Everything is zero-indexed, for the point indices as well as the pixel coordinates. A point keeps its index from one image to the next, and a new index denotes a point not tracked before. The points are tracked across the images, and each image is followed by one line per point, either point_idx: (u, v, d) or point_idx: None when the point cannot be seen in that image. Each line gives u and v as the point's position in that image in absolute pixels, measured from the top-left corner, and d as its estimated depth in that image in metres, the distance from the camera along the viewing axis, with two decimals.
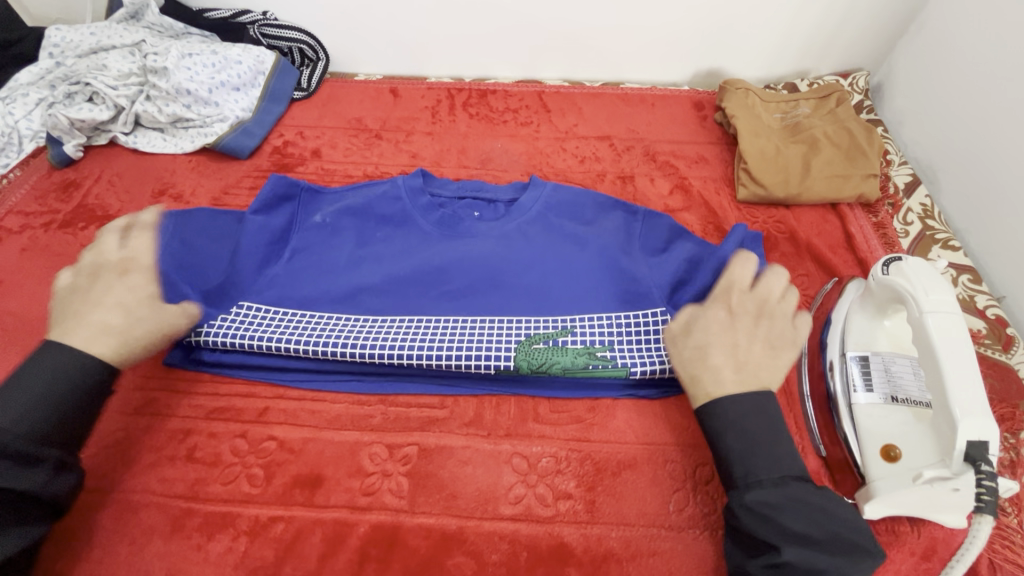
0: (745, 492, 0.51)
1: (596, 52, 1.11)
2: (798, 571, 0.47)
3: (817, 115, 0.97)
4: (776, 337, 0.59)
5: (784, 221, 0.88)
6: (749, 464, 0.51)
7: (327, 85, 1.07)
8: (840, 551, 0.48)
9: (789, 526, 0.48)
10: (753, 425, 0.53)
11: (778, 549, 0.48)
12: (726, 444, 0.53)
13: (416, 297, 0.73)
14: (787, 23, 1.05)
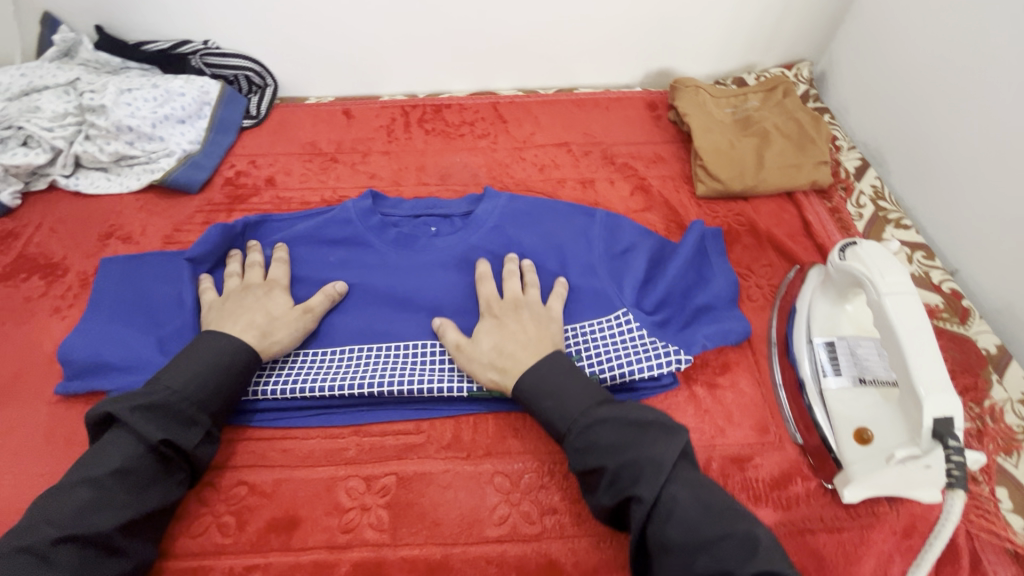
0: (570, 430, 0.56)
1: (547, 60, 1.12)
2: (632, 477, 0.52)
3: (766, 107, 0.99)
4: (522, 336, 0.65)
5: (742, 214, 0.89)
6: (562, 413, 0.57)
7: (277, 111, 1.05)
8: (660, 440, 0.53)
9: (605, 442, 0.54)
10: (552, 379, 0.59)
11: (611, 466, 0.53)
12: (544, 406, 0.59)
13: (382, 320, 0.74)
14: (730, 20, 1.08)
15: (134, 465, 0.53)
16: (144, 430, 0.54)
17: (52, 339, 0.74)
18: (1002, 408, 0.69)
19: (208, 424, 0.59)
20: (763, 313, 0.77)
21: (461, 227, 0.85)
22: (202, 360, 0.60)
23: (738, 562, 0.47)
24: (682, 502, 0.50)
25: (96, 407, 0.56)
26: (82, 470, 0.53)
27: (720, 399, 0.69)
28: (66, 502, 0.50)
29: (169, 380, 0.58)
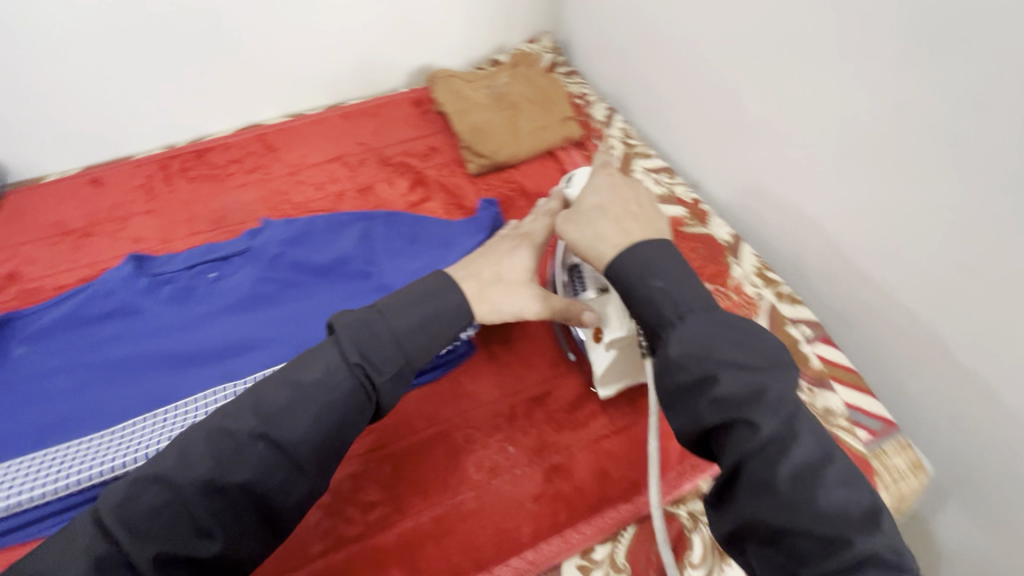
0: (676, 331, 0.46)
1: (305, 80, 1.11)
2: (736, 399, 0.43)
3: (514, 81, 1.08)
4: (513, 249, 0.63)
5: (512, 178, 0.97)
6: (665, 305, 0.47)
7: (9, 199, 0.94)
8: (783, 378, 0.44)
9: (723, 356, 0.44)
10: (652, 255, 0.50)
11: (711, 376, 0.44)
12: (651, 285, 0.49)
13: (170, 380, 0.72)
14: (465, 9, 1.15)
15: (274, 452, 0.45)
16: (342, 346, 0.49)
17: None
18: (742, 283, 0.84)
19: (406, 364, 0.50)
20: None
21: (243, 264, 0.84)
22: (413, 300, 0.53)
23: (856, 519, 0.40)
24: (805, 445, 0.42)
25: (276, 381, 0.48)
26: (206, 456, 0.45)
27: (516, 348, 0.74)
28: (148, 507, 0.43)
29: (384, 308, 0.52)
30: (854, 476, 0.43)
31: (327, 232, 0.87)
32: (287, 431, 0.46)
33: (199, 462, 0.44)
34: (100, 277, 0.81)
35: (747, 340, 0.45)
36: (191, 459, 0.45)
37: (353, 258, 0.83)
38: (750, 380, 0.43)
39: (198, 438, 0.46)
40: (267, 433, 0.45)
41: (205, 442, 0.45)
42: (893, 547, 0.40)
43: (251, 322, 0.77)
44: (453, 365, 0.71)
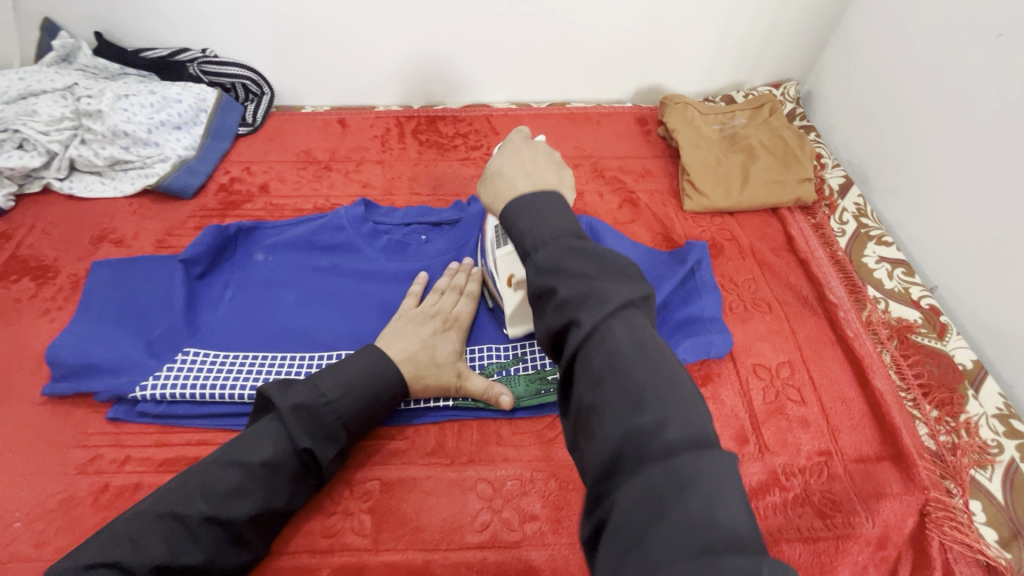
0: (542, 252, 0.43)
1: (540, 74, 1.14)
2: (562, 269, 0.41)
3: (753, 125, 1.01)
4: (410, 329, 0.67)
5: (726, 227, 0.91)
6: (543, 232, 0.44)
7: (273, 119, 1.06)
8: (619, 283, 0.40)
9: (570, 267, 0.41)
10: (544, 207, 0.45)
11: (521, 237, 0.45)
12: (518, 225, 0.45)
13: (372, 325, 0.76)
14: (719, 40, 1.11)
15: (278, 490, 0.54)
16: (291, 433, 0.55)
17: (39, 340, 0.73)
18: (977, 423, 0.70)
19: (348, 439, 0.58)
20: (744, 322, 0.79)
21: (451, 235, 0.86)
22: (363, 373, 0.59)
23: (660, 408, 0.35)
24: (617, 334, 0.38)
25: (222, 465, 0.53)
26: (205, 500, 0.51)
27: None
28: (169, 535, 0.49)
29: (321, 385, 0.57)
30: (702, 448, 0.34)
31: None
32: (285, 469, 0.54)
33: (211, 498, 0.51)
34: (330, 211, 0.88)
35: (619, 271, 0.41)
36: (193, 497, 0.51)
37: None
38: (605, 305, 0.39)
39: (200, 478, 0.52)
40: (274, 466, 0.54)
41: (205, 480, 0.52)
42: (684, 431, 0.35)
43: None
44: None
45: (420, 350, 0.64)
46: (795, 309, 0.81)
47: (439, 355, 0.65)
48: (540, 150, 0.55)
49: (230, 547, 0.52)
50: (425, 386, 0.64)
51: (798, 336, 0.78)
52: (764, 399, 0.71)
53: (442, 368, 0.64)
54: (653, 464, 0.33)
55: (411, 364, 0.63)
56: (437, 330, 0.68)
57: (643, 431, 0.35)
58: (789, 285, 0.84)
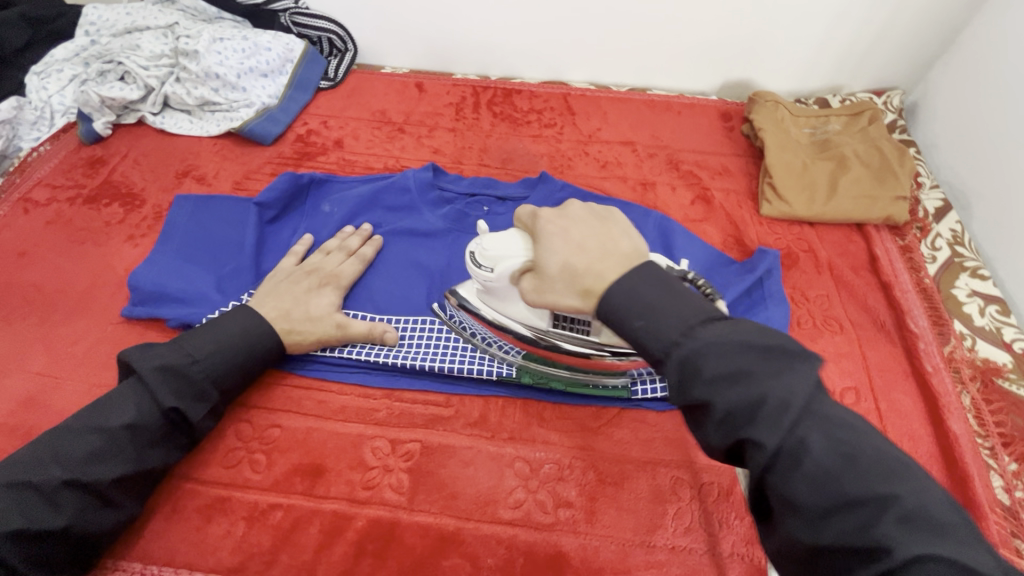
0: (666, 369, 0.42)
1: (624, 58, 1.10)
2: (715, 377, 0.40)
3: (847, 133, 0.94)
4: (285, 290, 0.68)
5: (804, 238, 0.86)
6: (654, 337, 0.43)
7: (353, 76, 1.07)
8: (778, 370, 0.39)
9: (710, 373, 0.40)
10: (644, 291, 0.45)
11: (637, 335, 0.44)
12: (631, 321, 0.44)
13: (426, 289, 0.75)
14: (824, 38, 1.03)
15: (147, 451, 0.55)
16: (155, 393, 0.56)
17: (122, 263, 0.77)
18: None
19: (218, 399, 0.60)
20: (812, 340, 0.75)
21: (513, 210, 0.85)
22: (229, 334, 0.61)
23: (882, 484, 0.36)
24: (816, 449, 0.38)
25: (79, 431, 0.53)
26: (61, 466, 0.51)
27: None
28: (21, 505, 0.48)
29: (189, 347, 0.59)
30: (930, 515, 0.35)
31: None
32: (150, 430, 0.55)
33: (68, 464, 0.51)
34: (396, 173, 0.89)
35: (769, 342, 0.41)
36: (47, 465, 0.51)
37: None
38: (770, 393, 0.39)
39: (55, 444, 0.52)
40: (137, 427, 0.54)
41: (58, 445, 0.52)
42: (925, 524, 0.35)
43: None
44: None
45: (290, 305, 0.67)
46: (870, 334, 0.76)
47: (313, 308, 0.67)
48: (554, 223, 0.52)
49: (98, 511, 0.52)
50: (305, 338, 0.66)
51: (869, 363, 0.73)
52: None
53: (320, 317, 0.67)
54: (904, 559, 0.33)
55: (282, 318, 0.65)
56: (314, 288, 0.69)
57: (914, 515, 0.35)
58: (867, 308, 0.79)
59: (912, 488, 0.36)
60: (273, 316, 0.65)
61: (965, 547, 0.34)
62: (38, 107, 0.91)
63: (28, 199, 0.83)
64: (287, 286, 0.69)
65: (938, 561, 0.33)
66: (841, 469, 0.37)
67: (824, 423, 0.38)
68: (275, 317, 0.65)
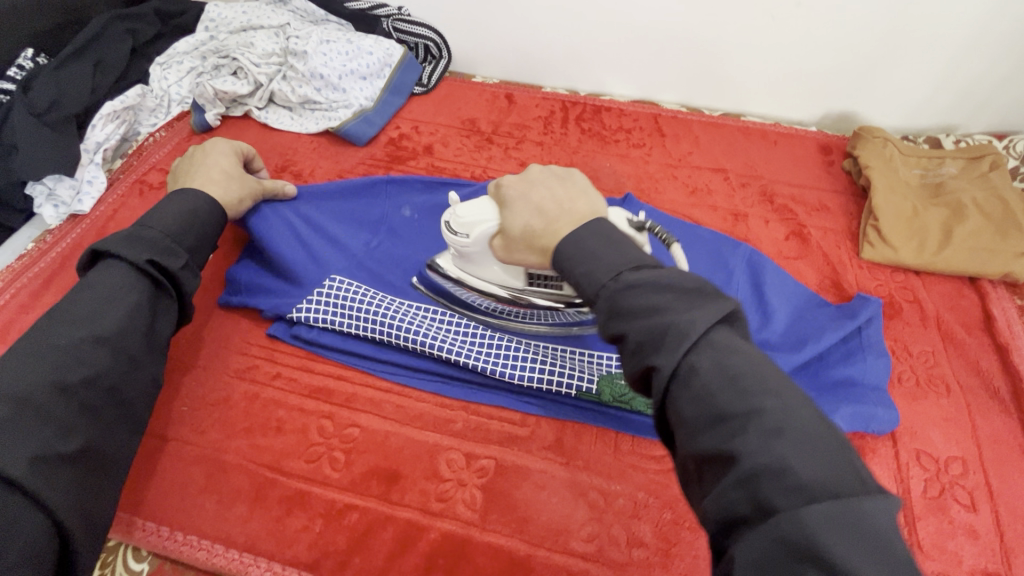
0: (596, 308, 0.43)
1: (720, 81, 1.06)
2: (629, 310, 0.40)
3: (965, 178, 0.87)
4: (198, 173, 0.72)
5: (909, 287, 0.80)
6: (586, 286, 0.45)
7: (445, 83, 1.09)
8: (687, 304, 0.39)
9: (628, 304, 0.40)
10: (587, 244, 0.47)
11: (578, 283, 0.46)
12: (574, 273, 0.47)
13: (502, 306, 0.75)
14: (944, 72, 0.96)
15: (144, 304, 0.57)
16: (128, 253, 0.57)
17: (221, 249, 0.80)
18: None
19: (187, 257, 0.63)
20: (915, 399, 0.69)
21: None
22: (181, 211, 0.65)
23: (795, 427, 0.32)
24: (706, 371, 0.36)
25: (82, 299, 0.55)
26: (68, 327, 0.52)
27: None
28: (49, 360, 0.50)
29: (147, 221, 0.62)
30: (820, 438, 0.32)
31: (679, 240, 0.82)
32: (140, 285, 0.57)
33: (83, 324, 0.53)
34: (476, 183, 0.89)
35: (676, 277, 0.41)
36: (63, 331, 0.52)
37: None
38: (662, 314, 0.38)
39: (68, 314, 0.53)
40: (133, 284, 0.57)
41: (70, 313, 0.54)
42: (796, 445, 0.32)
43: None
44: None
45: (213, 172, 0.72)
46: (981, 401, 0.70)
47: (231, 168, 0.73)
48: (517, 180, 0.60)
49: (122, 365, 0.54)
50: (239, 198, 0.72)
51: (980, 432, 0.67)
52: (924, 492, 0.62)
53: (245, 180, 0.74)
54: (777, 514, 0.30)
55: (217, 187, 0.70)
56: (220, 159, 0.73)
57: (766, 470, 0.31)
58: (979, 371, 0.72)
59: (784, 407, 0.33)
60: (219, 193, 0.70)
61: (847, 477, 0.31)
62: (158, 95, 0.97)
63: (143, 181, 0.89)
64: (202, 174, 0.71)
65: (789, 478, 0.31)
66: (722, 389, 0.35)
67: (724, 349, 0.36)
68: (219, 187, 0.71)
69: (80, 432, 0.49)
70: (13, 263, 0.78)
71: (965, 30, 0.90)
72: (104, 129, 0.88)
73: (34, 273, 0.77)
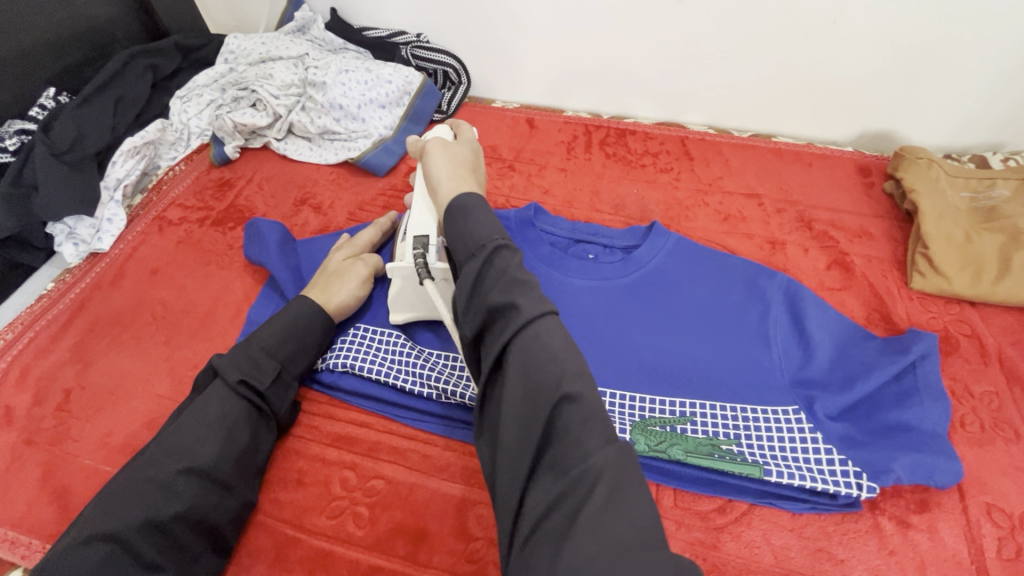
0: (468, 262, 0.47)
1: (749, 101, 1.03)
2: (508, 303, 0.44)
3: (1020, 201, 0.81)
4: (312, 277, 0.71)
5: (965, 319, 0.75)
6: (469, 242, 0.49)
7: (466, 109, 1.07)
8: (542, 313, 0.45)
9: (510, 298, 0.44)
10: (466, 224, 0.50)
11: (460, 260, 0.49)
12: (472, 244, 0.48)
13: None
14: (991, 88, 0.91)
15: (239, 429, 0.57)
16: (223, 373, 0.58)
17: (240, 288, 0.78)
18: None
19: (285, 371, 0.62)
20: (982, 445, 0.64)
21: (623, 261, 0.77)
22: (286, 318, 0.64)
23: (573, 414, 0.41)
24: (548, 368, 0.42)
25: (180, 426, 0.55)
26: (172, 457, 0.53)
27: (912, 543, 0.58)
28: (144, 496, 0.51)
29: (254, 335, 0.62)
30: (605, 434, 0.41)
31: (715, 271, 0.77)
32: (236, 407, 0.57)
33: (179, 455, 0.53)
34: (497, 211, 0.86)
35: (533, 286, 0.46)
36: (162, 463, 0.53)
37: (739, 323, 0.72)
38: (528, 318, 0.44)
39: (169, 443, 0.54)
40: (226, 409, 0.57)
41: (167, 441, 0.54)
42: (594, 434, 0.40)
43: (625, 321, 0.73)
44: (825, 507, 0.59)
45: (319, 278, 0.69)
46: None
47: (338, 268, 0.70)
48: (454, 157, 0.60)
49: (213, 495, 0.54)
50: (342, 294, 0.68)
51: None
52: (999, 552, 0.57)
53: (352, 270, 0.70)
54: (571, 466, 0.40)
55: (318, 289, 0.68)
56: (331, 258, 0.72)
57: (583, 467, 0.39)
58: None
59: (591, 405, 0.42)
60: (318, 289, 0.68)
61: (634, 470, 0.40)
62: (178, 129, 0.96)
63: (163, 217, 0.88)
64: (316, 273, 0.71)
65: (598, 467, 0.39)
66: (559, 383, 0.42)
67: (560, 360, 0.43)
68: (319, 286, 0.68)
69: (168, 565, 0.50)
70: (33, 305, 0.77)
71: (1014, 44, 0.86)
72: (125, 164, 0.87)
73: (53, 315, 0.76)
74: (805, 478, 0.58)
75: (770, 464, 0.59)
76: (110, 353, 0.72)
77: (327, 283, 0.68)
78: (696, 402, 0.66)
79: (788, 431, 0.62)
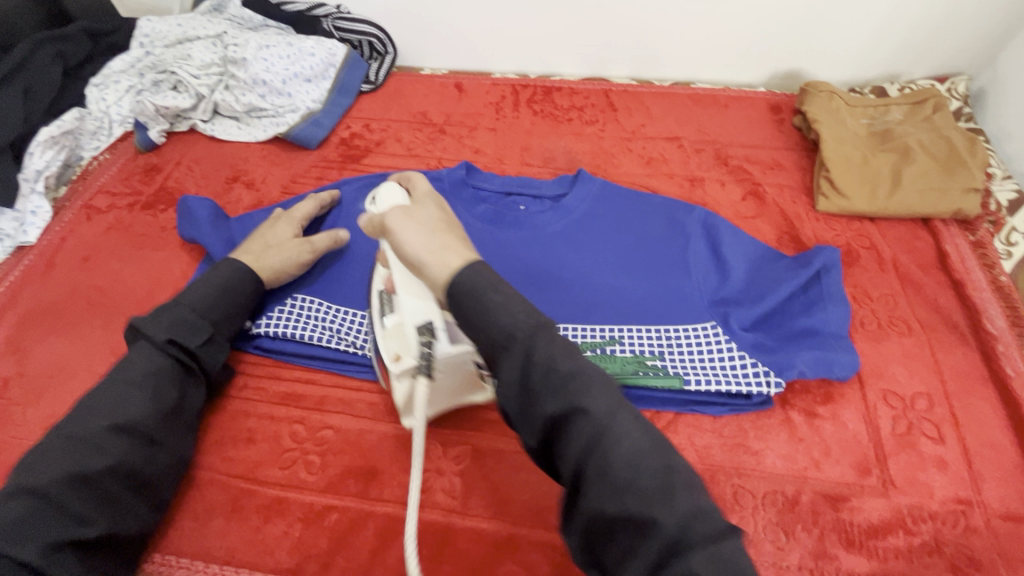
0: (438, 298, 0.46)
1: (667, 51, 1.07)
2: (481, 300, 0.44)
3: (911, 123, 0.88)
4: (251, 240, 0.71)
5: (865, 234, 0.82)
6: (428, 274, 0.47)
7: (394, 79, 1.08)
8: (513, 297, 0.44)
9: (475, 296, 0.44)
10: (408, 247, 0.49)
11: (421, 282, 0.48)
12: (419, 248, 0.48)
13: None
14: (884, 22, 0.98)
15: (166, 384, 0.59)
16: (150, 333, 0.60)
17: (177, 266, 0.78)
18: None
19: (216, 330, 0.63)
20: (878, 341, 0.71)
21: (552, 207, 0.81)
22: (211, 281, 0.65)
23: (585, 394, 0.40)
24: (540, 362, 0.41)
25: (106, 388, 0.56)
26: (100, 415, 0.54)
27: (818, 430, 0.64)
28: (72, 452, 0.52)
29: (182, 295, 0.63)
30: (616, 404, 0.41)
31: (639, 209, 0.81)
32: (161, 366, 0.59)
33: (107, 412, 0.55)
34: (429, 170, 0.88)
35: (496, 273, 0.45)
36: (87, 422, 0.54)
37: (663, 253, 0.76)
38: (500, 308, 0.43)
39: (95, 403, 0.55)
40: (151, 367, 0.58)
41: (92, 401, 0.56)
42: (613, 433, 0.39)
43: (556, 262, 0.77)
44: (741, 409, 0.65)
45: (256, 245, 0.70)
46: (941, 335, 0.72)
47: (275, 240, 0.70)
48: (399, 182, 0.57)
49: (143, 450, 0.55)
50: (277, 266, 0.69)
51: (943, 367, 0.69)
52: (892, 429, 0.64)
53: (288, 245, 0.70)
54: (604, 462, 0.39)
55: (250, 256, 0.69)
56: (272, 225, 0.72)
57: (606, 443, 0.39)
58: (937, 307, 0.74)
59: (593, 386, 0.41)
60: (253, 258, 0.68)
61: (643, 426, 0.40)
62: (98, 117, 0.94)
63: (90, 206, 0.86)
64: (254, 240, 0.71)
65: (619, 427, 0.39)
66: (552, 371, 0.41)
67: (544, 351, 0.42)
68: (254, 254, 0.69)
69: (101, 517, 0.51)
70: None
71: None
72: (43, 155, 0.86)
73: None
74: (720, 383, 0.64)
75: (689, 374, 0.65)
76: (48, 340, 0.71)
77: (264, 255, 0.69)
78: (624, 328, 0.70)
79: (706, 345, 0.67)
